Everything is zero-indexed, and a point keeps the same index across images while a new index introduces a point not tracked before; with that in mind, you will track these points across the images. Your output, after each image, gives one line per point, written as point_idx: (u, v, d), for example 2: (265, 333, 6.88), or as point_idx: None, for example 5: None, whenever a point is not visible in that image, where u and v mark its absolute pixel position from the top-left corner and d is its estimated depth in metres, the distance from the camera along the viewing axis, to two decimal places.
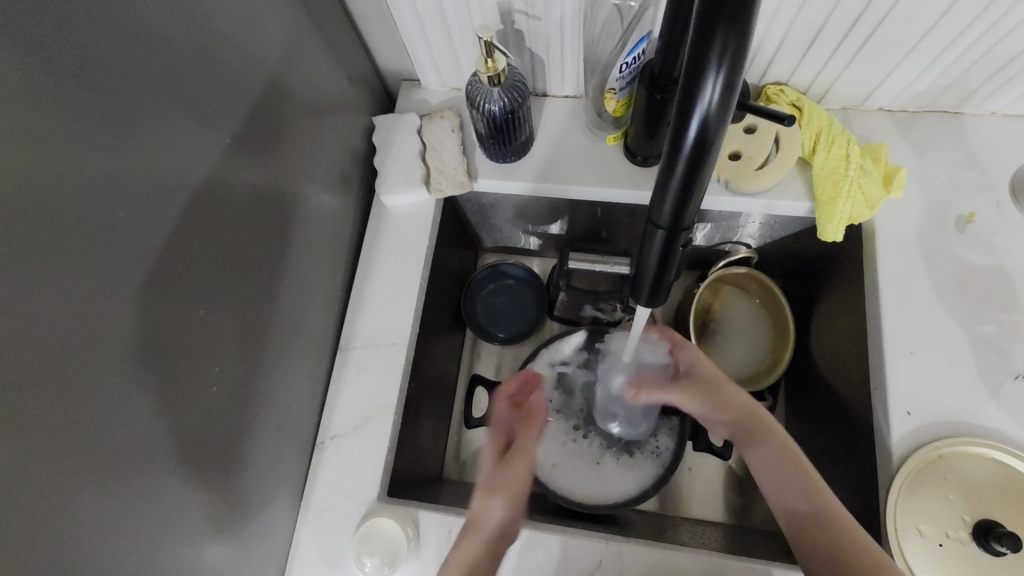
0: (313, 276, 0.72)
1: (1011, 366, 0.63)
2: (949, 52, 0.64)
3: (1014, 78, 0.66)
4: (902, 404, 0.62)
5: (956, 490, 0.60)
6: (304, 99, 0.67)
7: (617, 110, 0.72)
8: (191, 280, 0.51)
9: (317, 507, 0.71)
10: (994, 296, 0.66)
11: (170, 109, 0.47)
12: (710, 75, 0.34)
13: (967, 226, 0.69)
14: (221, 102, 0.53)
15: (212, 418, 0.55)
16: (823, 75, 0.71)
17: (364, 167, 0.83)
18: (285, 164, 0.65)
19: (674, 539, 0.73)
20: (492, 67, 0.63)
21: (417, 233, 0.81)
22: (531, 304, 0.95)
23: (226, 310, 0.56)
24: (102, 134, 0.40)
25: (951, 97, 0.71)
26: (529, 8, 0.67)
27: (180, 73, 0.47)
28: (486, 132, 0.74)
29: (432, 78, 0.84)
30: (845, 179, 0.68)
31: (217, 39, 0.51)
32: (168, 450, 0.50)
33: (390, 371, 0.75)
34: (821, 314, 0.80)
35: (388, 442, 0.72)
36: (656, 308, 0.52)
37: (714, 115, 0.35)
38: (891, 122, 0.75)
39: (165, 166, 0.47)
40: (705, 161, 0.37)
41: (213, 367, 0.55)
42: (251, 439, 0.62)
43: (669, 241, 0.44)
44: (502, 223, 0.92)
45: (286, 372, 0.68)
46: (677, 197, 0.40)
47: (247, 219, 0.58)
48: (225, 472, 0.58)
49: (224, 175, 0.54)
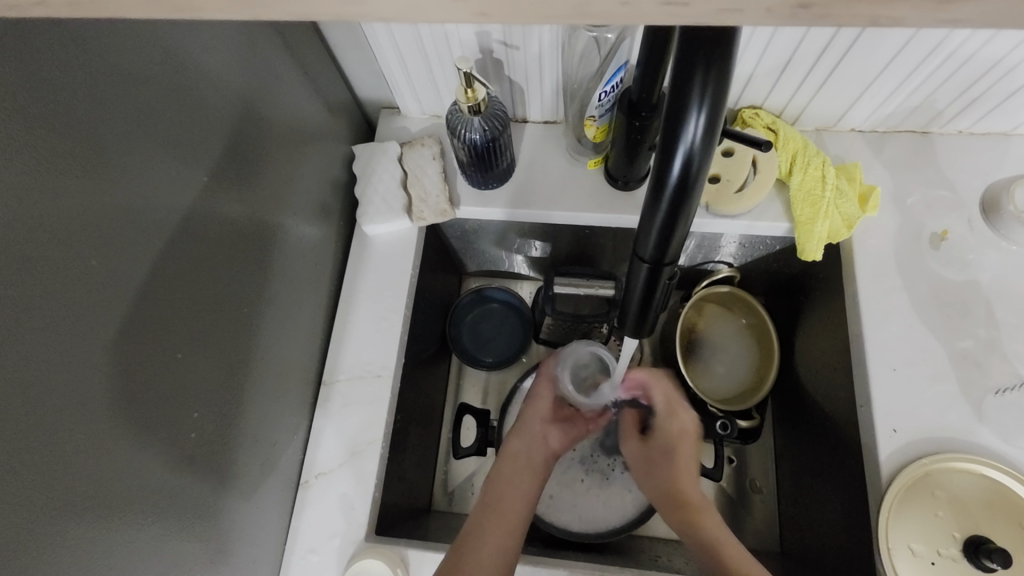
0: (295, 309, 0.71)
1: (990, 381, 0.64)
2: (916, 76, 0.66)
3: (978, 98, 0.68)
4: (888, 422, 0.63)
5: (945, 507, 0.61)
6: (282, 131, 0.67)
7: (596, 136, 0.73)
8: (169, 321, 0.49)
9: (302, 550, 0.68)
10: (971, 312, 0.67)
11: (150, 150, 0.46)
12: (693, 112, 0.34)
13: (941, 242, 0.70)
14: (199, 138, 0.52)
15: (190, 466, 0.53)
16: (797, 97, 0.72)
17: (344, 196, 0.82)
18: (263, 197, 0.64)
19: (669, 566, 0.72)
20: (472, 97, 0.63)
21: (400, 261, 0.80)
22: (517, 327, 0.94)
23: (205, 350, 0.54)
24: (76, 183, 0.39)
25: (920, 117, 0.73)
26: (507, 39, 0.67)
27: (157, 112, 0.46)
28: (468, 160, 0.74)
29: (411, 106, 0.84)
30: (823, 201, 0.70)
31: (193, 77, 0.51)
32: (147, 502, 0.48)
33: (376, 405, 0.73)
34: (805, 332, 0.81)
35: (375, 479, 0.70)
36: (644, 338, 0.52)
37: (697, 151, 0.35)
38: (863, 142, 0.77)
39: (145, 207, 0.46)
40: (689, 196, 0.37)
41: (192, 413, 0.53)
42: (234, 482, 0.60)
43: (654, 273, 0.44)
44: (484, 248, 0.92)
45: (269, 410, 0.66)
46: (661, 231, 0.40)
47: (226, 255, 0.57)
48: (206, 520, 0.56)
49: (203, 212, 0.53)
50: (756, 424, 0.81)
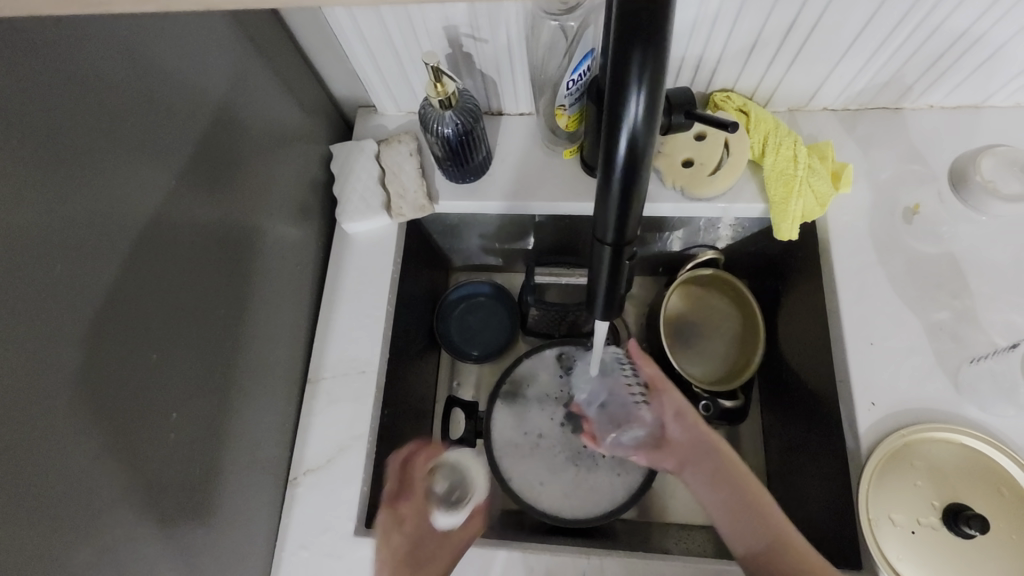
0: (277, 309, 0.71)
1: (966, 351, 0.65)
2: (882, 52, 0.66)
3: (946, 72, 0.69)
4: (866, 396, 0.64)
5: (923, 476, 0.62)
6: (257, 132, 0.67)
7: (569, 125, 0.73)
8: (145, 323, 0.50)
9: (293, 545, 0.69)
10: (946, 283, 0.68)
11: (117, 154, 0.46)
12: (633, 93, 0.34)
13: (913, 217, 0.71)
14: (169, 141, 0.53)
15: (173, 464, 0.54)
16: (767, 79, 0.73)
17: (323, 196, 0.83)
18: (240, 197, 0.64)
19: (660, 548, 0.73)
20: (442, 91, 0.64)
21: (382, 257, 0.80)
22: (505, 319, 0.95)
23: (184, 351, 0.55)
24: (39, 189, 0.40)
25: (890, 93, 0.74)
26: (475, 32, 0.68)
27: (124, 117, 0.47)
28: (443, 154, 0.74)
29: (387, 104, 0.85)
30: (795, 179, 0.70)
31: (160, 79, 0.51)
32: (132, 500, 0.49)
33: (362, 401, 0.74)
34: (788, 311, 0.81)
35: (363, 474, 0.71)
36: (614, 320, 0.53)
37: (641, 129, 0.36)
38: (835, 120, 0.77)
39: (113, 211, 0.46)
40: (639, 174, 0.38)
41: (171, 413, 0.53)
42: (220, 482, 0.61)
43: (616, 255, 0.44)
44: (468, 242, 0.93)
45: (254, 409, 0.66)
46: (617, 212, 0.41)
47: (201, 255, 0.57)
48: (192, 517, 0.57)
49: (176, 214, 0.54)
50: (741, 403, 0.81)
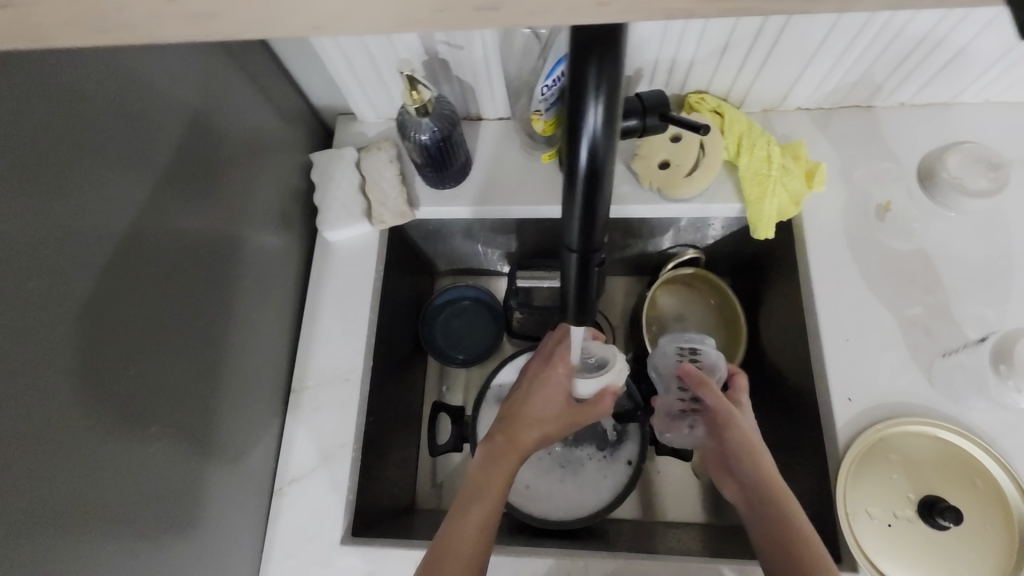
0: (259, 319, 0.71)
1: (939, 345, 0.66)
2: (851, 52, 0.67)
3: (914, 70, 0.70)
4: (842, 392, 0.65)
5: (899, 469, 0.63)
6: (236, 143, 0.67)
7: (546, 130, 0.73)
8: (125, 337, 0.49)
9: (281, 554, 0.69)
10: (919, 279, 0.69)
11: (96, 169, 0.47)
12: (591, 103, 0.35)
13: (886, 214, 0.72)
14: (149, 157, 0.53)
15: (155, 479, 0.54)
16: (740, 80, 0.74)
17: (304, 204, 0.83)
18: (221, 209, 0.64)
19: (647, 547, 0.73)
20: (418, 98, 0.65)
21: (364, 265, 0.80)
22: (490, 325, 0.96)
23: (164, 365, 0.55)
24: (17, 207, 0.40)
25: (861, 92, 0.75)
26: (450, 39, 0.68)
27: (100, 132, 0.47)
28: (421, 161, 0.75)
29: (366, 111, 0.85)
30: (769, 179, 0.71)
31: (138, 93, 0.51)
32: (112, 517, 0.48)
33: (346, 408, 0.74)
34: (768, 309, 0.82)
35: (348, 482, 0.71)
36: (587, 324, 0.54)
37: (601, 138, 0.36)
38: (809, 120, 0.78)
39: (92, 226, 0.46)
40: (601, 182, 0.39)
41: (151, 428, 0.53)
42: (202, 495, 0.61)
43: (584, 261, 0.45)
44: (451, 247, 0.93)
45: (238, 419, 0.66)
46: (582, 218, 0.41)
47: (180, 268, 0.57)
48: (175, 531, 0.57)
49: (155, 226, 0.53)
50: None
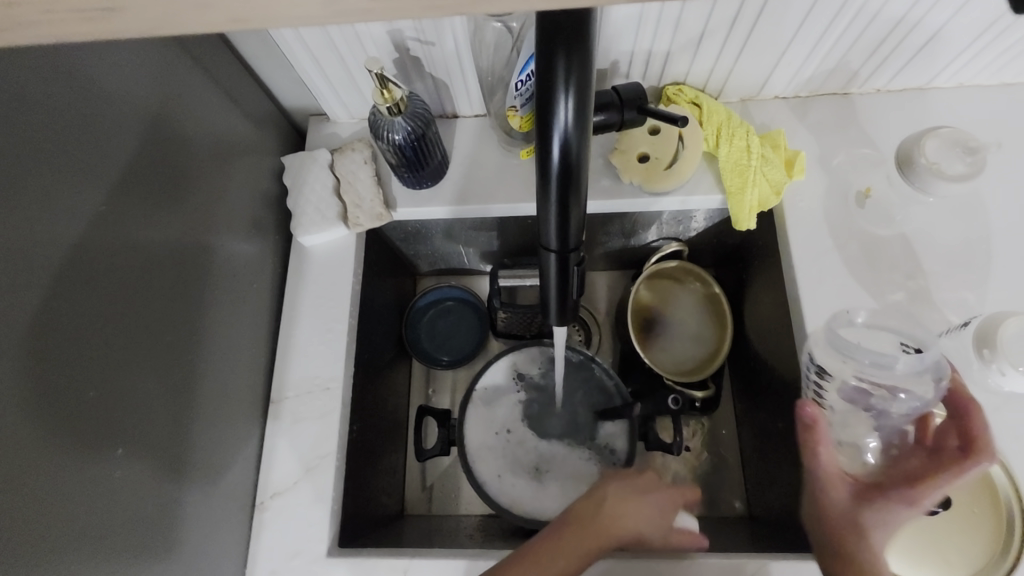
0: (232, 328, 0.69)
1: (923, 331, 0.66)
2: (826, 39, 0.67)
3: (889, 56, 0.70)
4: None
5: None
6: (201, 147, 0.65)
7: (522, 126, 0.72)
8: (81, 358, 0.47)
9: (264, 571, 0.68)
10: (900, 265, 0.69)
11: (41, 183, 0.44)
12: (560, 97, 0.34)
13: (866, 201, 0.72)
14: (103, 165, 0.51)
15: (124, 501, 0.51)
16: (717, 70, 0.73)
17: (278, 210, 0.81)
18: (187, 218, 0.62)
19: None
20: (389, 98, 0.63)
21: (341, 269, 0.78)
22: (474, 325, 0.95)
23: (129, 383, 0.52)
24: None
25: (838, 79, 0.75)
26: (420, 35, 0.67)
27: (43, 142, 0.45)
28: (397, 161, 0.73)
29: (339, 112, 0.83)
30: (749, 169, 0.71)
31: (86, 98, 0.49)
32: (78, 545, 0.46)
33: (328, 417, 0.72)
34: (752, 300, 0.82)
35: (333, 492, 0.69)
36: (569, 324, 0.53)
37: (572, 134, 0.35)
38: (787, 108, 0.78)
39: (37, 241, 0.44)
40: (575, 180, 0.38)
41: (116, 450, 0.50)
42: (178, 515, 0.59)
43: (563, 261, 0.44)
44: (432, 248, 0.91)
45: (213, 434, 0.64)
46: (558, 218, 0.40)
47: (143, 281, 0.55)
48: (150, 553, 0.55)
49: (113, 239, 0.51)
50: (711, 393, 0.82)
